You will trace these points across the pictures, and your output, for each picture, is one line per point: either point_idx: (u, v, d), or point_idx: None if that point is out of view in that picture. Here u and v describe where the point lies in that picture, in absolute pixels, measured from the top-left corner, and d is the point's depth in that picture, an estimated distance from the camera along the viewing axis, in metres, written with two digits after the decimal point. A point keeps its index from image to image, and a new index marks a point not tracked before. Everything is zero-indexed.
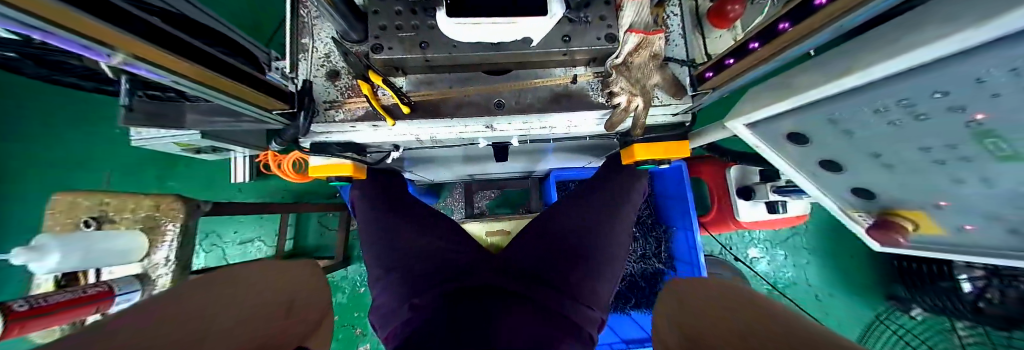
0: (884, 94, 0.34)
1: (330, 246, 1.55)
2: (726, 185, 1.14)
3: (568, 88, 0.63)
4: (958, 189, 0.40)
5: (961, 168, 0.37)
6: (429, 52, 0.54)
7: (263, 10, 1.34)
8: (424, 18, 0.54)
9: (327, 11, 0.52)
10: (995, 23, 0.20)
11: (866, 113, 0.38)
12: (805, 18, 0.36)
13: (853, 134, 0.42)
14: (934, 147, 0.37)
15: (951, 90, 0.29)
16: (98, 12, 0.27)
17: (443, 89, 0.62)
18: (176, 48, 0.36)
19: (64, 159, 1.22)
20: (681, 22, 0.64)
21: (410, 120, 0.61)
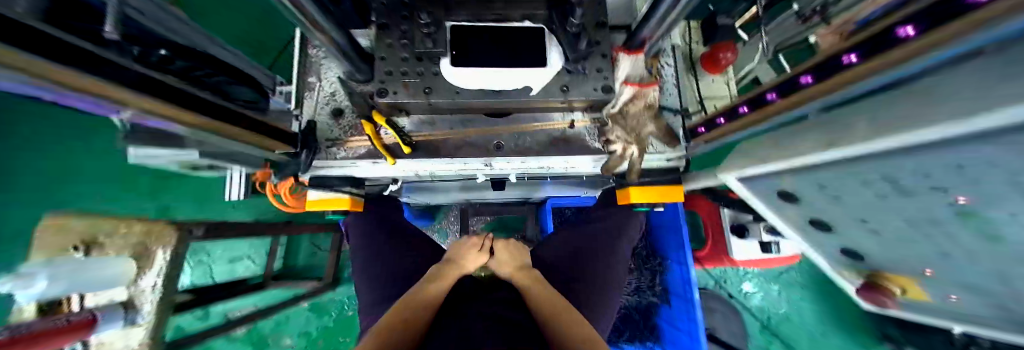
0: (872, 167, 0.36)
1: (321, 266, 1.52)
2: (721, 221, 1.14)
3: (565, 133, 0.65)
4: (949, 259, 0.41)
5: (947, 240, 0.38)
6: (432, 98, 0.56)
7: (272, 34, 1.40)
8: (430, 66, 0.57)
9: (338, 56, 0.55)
10: (995, 120, 0.21)
11: (856, 181, 0.40)
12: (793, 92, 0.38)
13: (839, 197, 0.44)
14: (921, 219, 0.38)
15: (936, 174, 0.31)
16: (118, 77, 0.29)
17: (444, 130, 0.63)
18: (181, 100, 0.37)
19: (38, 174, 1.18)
20: (674, 73, 0.68)
21: (411, 159, 0.62)
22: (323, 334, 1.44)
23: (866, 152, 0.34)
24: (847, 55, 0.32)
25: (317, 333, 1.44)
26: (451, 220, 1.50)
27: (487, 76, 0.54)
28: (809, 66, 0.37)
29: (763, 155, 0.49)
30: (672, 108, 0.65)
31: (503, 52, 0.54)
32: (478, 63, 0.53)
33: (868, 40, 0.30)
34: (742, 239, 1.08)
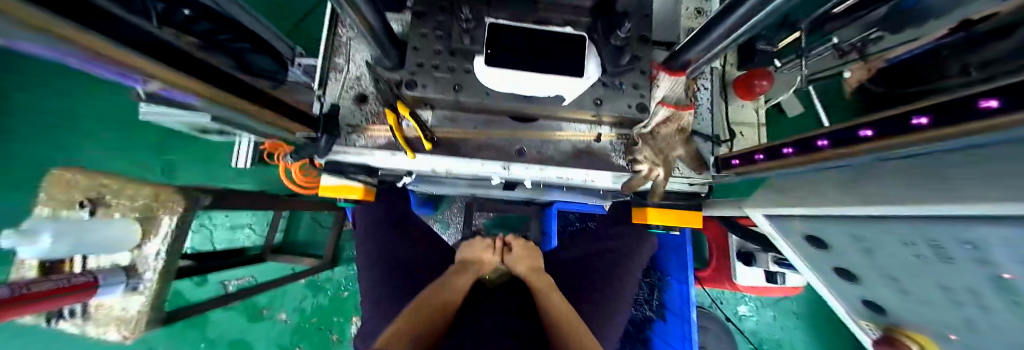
0: (915, 229, 0.35)
1: (320, 243, 1.52)
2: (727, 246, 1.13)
3: (591, 146, 0.63)
4: (975, 331, 0.39)
5: (980, 313, 0.37)
6: (462, 96, 0.54)
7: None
8: (463, 62, 0.55)
9: (370, 40, 0.52)
10: None
11: (891, 237, 0.39)
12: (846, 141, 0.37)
13: (865, 245, 0.43)
14: (952, 286, 0.37)
15: (985, 246, 0.30)
16: (144, 47, 0.26)
17: (468, 129, 0.62)
18: (207, 75, 0.34)
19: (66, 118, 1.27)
20: (709, 97, 0.65)
21: (429, 155, 0.60)
22: (318, 311, 1.45)
23: (914, 213, 0.33)
24: (907, 115, 0.31)
25: (312, 310, 1.45)
26: (455, 212, 1.49)
27: (522, 80, 0.52)
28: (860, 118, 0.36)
29: (798, 196, 0.48)
30: (704, 134, 0.63)
31: (542, 57, 0.52)
32: (514, 65, 0.51)
33: (934, 103, 0.29)
34: (747, 265, 1.07)
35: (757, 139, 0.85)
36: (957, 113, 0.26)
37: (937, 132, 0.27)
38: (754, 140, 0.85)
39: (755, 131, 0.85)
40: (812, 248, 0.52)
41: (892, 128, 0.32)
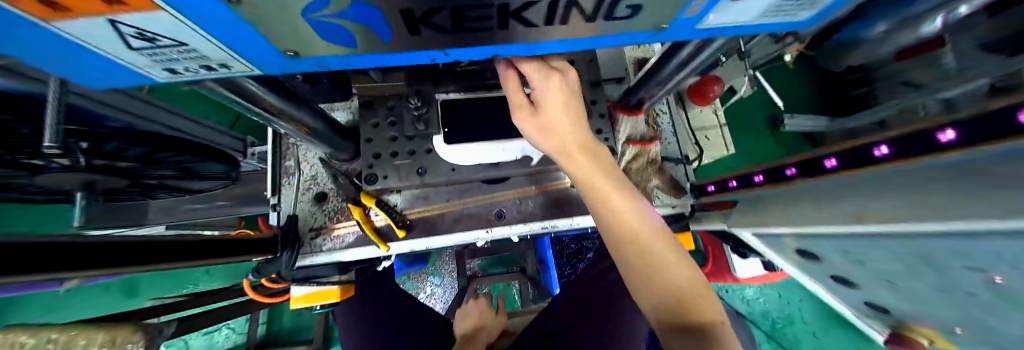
0: (901, 241, 0.35)
1: (310, 326, 1.41)
2: (721, 242, 1.14)
3: (568, 193, 0.61)
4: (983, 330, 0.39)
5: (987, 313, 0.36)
6: (427, 179, 0.52)
7: None
8: (422, 143, 0.53)
9: (319, 142, 0.50)
10: None
11: (882, 250, 0.38)
12: (813, 173, 0.36)
13: (858, 256, 0.43)
14: (953, 290, 0.36)
15: (972, 256, 0.30)
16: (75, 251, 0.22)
17: (441, 203, 0.59)
18: (151, 248, 0.30)
19: None
20: (670, 120, 0.67)
21: (405, 240, 0.57)
22: None
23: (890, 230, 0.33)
24: (861, 147, 0.31)
25: None
26: (447, 261, 1.43)
27: (483, 149, 0.52)
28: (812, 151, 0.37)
29: (778, 216, 0.48)
30: (673, 158, 0.64)
31: (500, 123, 0.52)
32: (475, 137, 0.52)
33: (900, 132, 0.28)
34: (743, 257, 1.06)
35: (722, 141, 0.88)
36: (910, 148, 0.26)
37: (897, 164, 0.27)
38: (718, 142, 0.88)
39: (717, 134, 0.88)
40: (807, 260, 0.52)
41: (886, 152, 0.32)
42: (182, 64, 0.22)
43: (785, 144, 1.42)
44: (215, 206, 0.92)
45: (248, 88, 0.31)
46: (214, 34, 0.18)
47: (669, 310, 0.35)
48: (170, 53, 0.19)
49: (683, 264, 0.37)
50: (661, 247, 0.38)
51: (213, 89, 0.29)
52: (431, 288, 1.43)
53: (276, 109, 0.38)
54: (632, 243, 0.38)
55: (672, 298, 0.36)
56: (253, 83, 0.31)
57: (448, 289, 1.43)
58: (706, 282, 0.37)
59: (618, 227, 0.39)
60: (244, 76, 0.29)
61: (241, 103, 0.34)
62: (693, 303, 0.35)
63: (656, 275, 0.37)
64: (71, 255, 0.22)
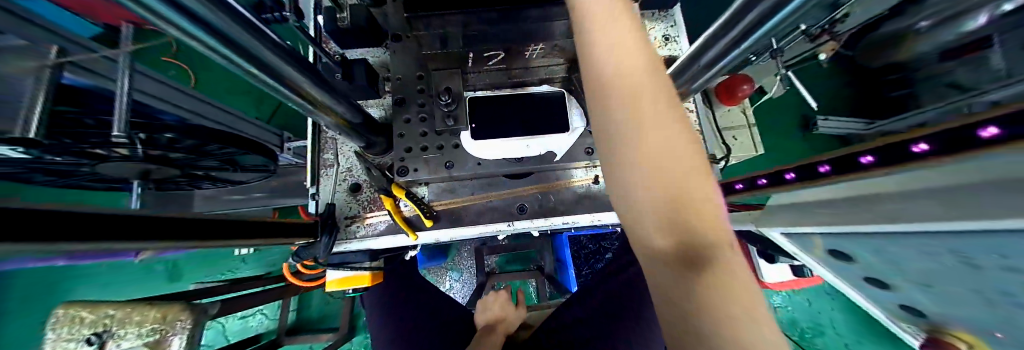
0: (930, 243, 0.34)
1: (335, 314, 1.48)
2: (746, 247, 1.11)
3: (591, 189, 0.62)
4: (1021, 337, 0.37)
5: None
6: (454, 172, 0.55)
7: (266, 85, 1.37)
8: (449, 138, 0.56)
9: (357, 135, 0.55)
10: None
11: (915, 249, 0.36)
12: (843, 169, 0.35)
13: (889, 255, 0.41)
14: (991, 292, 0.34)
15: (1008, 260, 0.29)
16: (139, 224, 0.26)
17: (466, 196, 0.61)
18: (207, 227, 0.33)
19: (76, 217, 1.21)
20: (697, 118, 0.67)
21: (432, 231, 0.59)
22: None
23: (931, 229, 0.32)
24: (894, 142, 0.31)
25: None
26: (466, 256, 1.47)
27: (508, 146, 0.55)
28: (843, 150, 0.37)
29: (806, 217, 0.47)
30: None
31: (524, 121, 0.54)
32: (500, 133, 0.54)
33: (936, 128, 0.27)
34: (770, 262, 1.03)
35: (750, 141, 0.86)
36: (947, 143, 0.26)
37: (927, 159, 0.27)
38: (747, 142, 0.86)
39: (745, 133, 0.87)
40: (836, 260, 0.50)
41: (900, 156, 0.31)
42: (159, 7, 0.19)
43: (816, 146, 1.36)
44: (254, 196, 1.02)
45: (289, 77, 0.34)
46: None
47: (673, 239, 0.16)
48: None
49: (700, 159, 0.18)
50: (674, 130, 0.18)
51: (263, 81, 0.32)
52: (449, 283, 1.46)
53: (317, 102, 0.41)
54: (617, 107, 0.19)
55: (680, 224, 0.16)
56: (295, 73, 0.34)
57: (466, 285, 1.46)
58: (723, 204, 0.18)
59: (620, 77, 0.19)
60: (284, 65, 0.32)
61: (284, 93, 0.37)
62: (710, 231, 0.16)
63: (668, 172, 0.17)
64: (122, 227, 0.24)
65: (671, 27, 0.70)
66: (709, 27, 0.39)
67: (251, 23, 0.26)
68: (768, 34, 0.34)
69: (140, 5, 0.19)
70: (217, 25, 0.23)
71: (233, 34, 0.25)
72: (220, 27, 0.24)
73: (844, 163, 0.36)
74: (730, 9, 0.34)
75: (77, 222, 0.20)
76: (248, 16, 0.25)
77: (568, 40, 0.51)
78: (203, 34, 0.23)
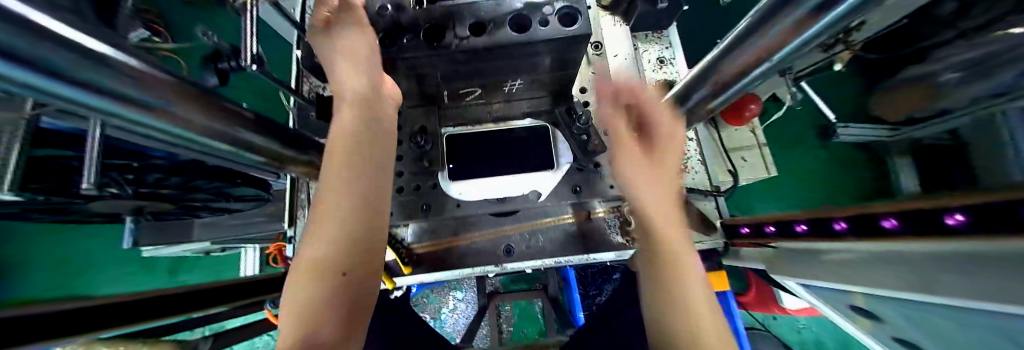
0: (965, 329, 0.27)
1: None
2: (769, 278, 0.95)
3: (582, 227, 0.57)
4: None
5: None
6: (430, 216, 0.50)
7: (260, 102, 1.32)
8: (426, 178, 0.52)
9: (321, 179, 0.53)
10: None
11: (955, 326, 0.28)
12: (868, 236, 0.29)
13: (924, 326, 0.33)
14: None
15: None
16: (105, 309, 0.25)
17: (448, 237, 0.58)
18: (178, 298, 0.32)
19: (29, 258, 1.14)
20: (697, 148, 0.62)
21: (412, 275, 0.56)
22: None
23: (962, 318, 0.25)
24: (924, 208, 0.25)
25: None
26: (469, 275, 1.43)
27: (492, 184, 0.51)
28: (861, 206, 0.32)
29: (815, 269, 0.40)
30: (700, 189, 0.59)
31: (507, 159, 0.52)
32: (479, 172, 0.52)
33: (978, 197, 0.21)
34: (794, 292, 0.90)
35: (760, 161, 0.79)
36: (988, 220, 0.19)
37: (956, 233, 0.21)
38: (757, 162, 0.79)
39: (755, 153, 0.79)
40: (864, 318, 0.43)
41: (913, 223, 0.25)
42: (92, 101, 0.20)
43: (840, 159, 1.31)
44: (253, 221, 0.92)
45: (248, 140, 0.34)
46: (46, 22, 0.14)
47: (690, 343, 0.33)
48: (54, 87, 0.17)
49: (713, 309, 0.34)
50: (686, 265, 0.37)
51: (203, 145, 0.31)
52: (453, 303, 1.42)
53: (272, 153, 0.39)
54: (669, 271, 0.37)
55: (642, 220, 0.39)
56: (251, 135, 0.34)
57: (470, 305, 1.42)
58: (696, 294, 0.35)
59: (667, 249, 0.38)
60: (235, 128, 0.32)
61: (243, 155, 0.37)
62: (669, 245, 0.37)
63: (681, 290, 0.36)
64: (94, 315, 0.23)
65: (667, 48, 0.65)
66: (713, 48, 0.35)
67: (192, 96, 0.26)
68: (786, 56, 0.29)
69: (69, 101, 0.20)
70: (153, 102, 0.23)
71: (173, 109, 0.25)
72: (158, 105, 0.24)
73: (862, 221, 0.30)
74: (724, 40, 0.33)
75: (53, 320, 0.20)
76: (187, 90, 0.26)
77: (551, 74, 0.47)
78: (142, 117, 0.24)
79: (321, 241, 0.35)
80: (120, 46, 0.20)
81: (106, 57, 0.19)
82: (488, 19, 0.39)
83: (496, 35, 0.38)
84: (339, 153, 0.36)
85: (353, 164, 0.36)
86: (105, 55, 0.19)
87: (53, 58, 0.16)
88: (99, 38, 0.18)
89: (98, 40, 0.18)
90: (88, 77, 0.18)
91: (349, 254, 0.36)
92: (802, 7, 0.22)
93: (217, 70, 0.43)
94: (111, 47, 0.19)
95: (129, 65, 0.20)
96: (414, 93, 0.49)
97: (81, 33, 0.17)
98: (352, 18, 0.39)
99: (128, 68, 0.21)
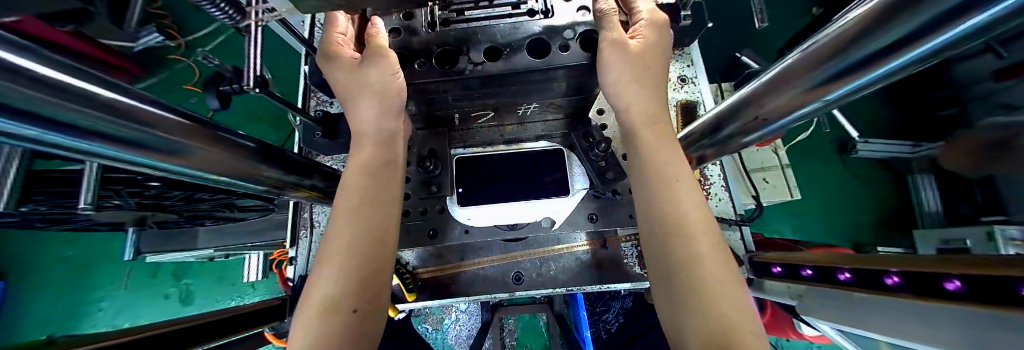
0: None
1: None
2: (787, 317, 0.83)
3: (597, 255, 0.54)
4: None
5: None
6: (438, 242, 0.47)
7: (273, 110, 1.34)
8: (435, 202, 0.49)
9: (321, 199, 0.51)
10: None
11: None
12: (928, 297, 0.24)
13: None
14: None
15: None
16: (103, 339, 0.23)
17: (455, 262, 0.55)
18: (172, 336, 0.29)
19: (77, 254, 1.34)
20: (720, 173, 0.61)
21: (416, 302, 0.53)
22: None
23: None
24: (995, 270, 0.20)
25: None
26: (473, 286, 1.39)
27: (501, 210, 0.49)
28: (921, 259, 0.27)
29: (837, 309, 0.34)
30: (727, 218, 0.58)
31: (519, 185, 0.49)
32: (490, 197, 0.49)
33: None
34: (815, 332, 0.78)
35: (785, 184, 0.75)
36: None
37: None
38: (780, 185, 0.75)
39: (778, 174, 0.75)
40: None
41: (976, 290, 0.21)
42: (70, 142, 0.18)
43: (857, 172, 1.29)
44: (257, 228, 0.86)
45: (250, 167, 0.33)
46: (11, 60, 0.13)
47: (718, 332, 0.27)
48: (28, 131, 0.16)
49: (741, 299, 0.28)
50: (705, 241, 0.31)
51: (197, 175, 0.29)
52: (456, 314, 1.37)
53: (274, 177, 0.37)
54: (680, 251, 0.31)
55: (667, 212, 0.33)
56: (251, 161, 0.33)
57: (473, 317, 1.37)
58: (722, 270, 0.30)
59: (671, 221, 0.32)
60: (233, 157, 0.30)
61: (247, 185, 0.36)
62: (692, 234, 0.31)
63: (705, 266, 0.30)
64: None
65: (689, 66, 0.62)
66: (749, 82, 0.32)
67: (190, 128, 0.25)
68: (844, 99, 0.25)
69: (46, 143, 0.18)
70: (151, 142, 0.22)
71: (174, 145, 0.24)
72: (157, 143, 0.22)
73: (921, 279, 0.25)
74: (763, 77, 0.30)
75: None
76: (190, 125, 0.25)
77: (566, 99, 0.45)
78: (132, 155, 0.22)
79: (326, 270, 0.32)
80: (110, 83, 0.18)
81: (96, 97, 0.17)
82: (503, 43, 0.37)
83: (513, 60, 0.36)
84: (355, 188, 0.36)
85: (367, 189, 0.36)
86: (92, 92, 0.17)
87: (24, 100, 0.14)
88: (87, 77, 0.17)
89: (84, 79, 0.17)
90: (71, 120, 0.16)
91: (359, 279, 0.33)
92: (852, 54, 0.20)
93: (220, 93, 0.42)
94: (101, 84, 0.17)
95: (121, 102, 0.19)
96: (424, 115, 0.46)
97: (62, 72, 0.15)
98: (378, 50, 0.35)
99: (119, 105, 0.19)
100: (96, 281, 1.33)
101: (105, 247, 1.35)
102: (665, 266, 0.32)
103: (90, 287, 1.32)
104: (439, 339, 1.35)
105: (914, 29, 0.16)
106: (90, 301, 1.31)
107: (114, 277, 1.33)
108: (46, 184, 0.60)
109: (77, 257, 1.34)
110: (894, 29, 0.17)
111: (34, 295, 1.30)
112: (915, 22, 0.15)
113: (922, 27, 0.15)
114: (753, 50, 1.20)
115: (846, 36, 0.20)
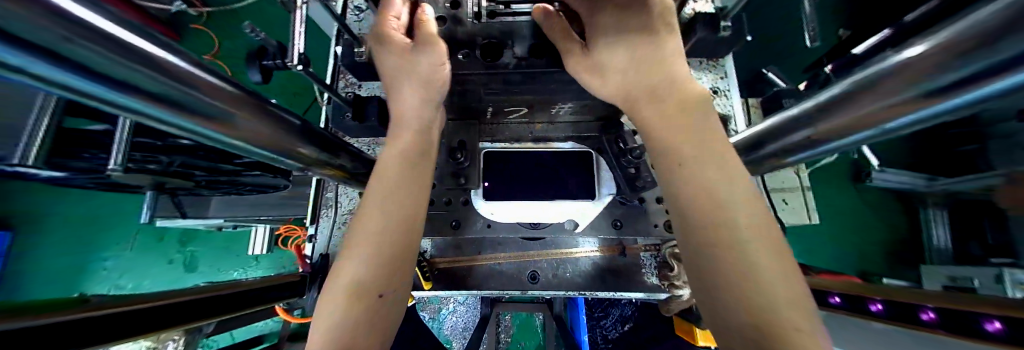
0: None
1: None
2: None
3: (615, 261, 0.54)
4: None
5: None
6: (460, 234, 0.47)
7: (296, 82, 1.35)
8: (460, 193, 0.49)
9: (347, 179, 0.51)
10: None
11: None
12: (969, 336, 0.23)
13: None
14: None
15: None
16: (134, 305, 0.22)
17: (472, 255, 0.55)
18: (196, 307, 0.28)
19: (87, 212, 1.36)
20: None
21: (430, 291, 0.53)
22: None
23: None
24: None
25: None
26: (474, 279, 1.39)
27: (524, 208, 0.48)
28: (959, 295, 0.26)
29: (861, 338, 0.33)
30: None
31: (545, 184, 0.49)
32: (514, 194, 0.50)
33: None
34: None
35: (804, 206, 0.74)
36: None
37: None
38: (800, 208, 0.74)
39: (798, 196, 0.75)
40: None
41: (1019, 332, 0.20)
42: (117, 99, 0.17)
43: (870, 201, 1.28)
44: (271, 202, 0.87)
45: (288, 144, 0.33)
46: None
47: None
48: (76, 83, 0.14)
49: None
50: None
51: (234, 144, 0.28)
52: (453, 305, 1.38)
53: (307, 153, 0.37)
54: None
55: None
56: (291, 138, 0.33)
57: (471, 309, 1.38)
58: None
59: None
60: (274, 132, 0.30)
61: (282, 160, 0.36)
62: (755, 257, 0.25)
63: None
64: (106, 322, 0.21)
65: (722, 79, 0.61)
66: (800, 103, 0.32)
67: (236, 97, 0.24)
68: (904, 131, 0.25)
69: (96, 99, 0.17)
70: (195, 104, 0.21)
71: (218, 111, 0.23)
72: (201, 107, 0.22)
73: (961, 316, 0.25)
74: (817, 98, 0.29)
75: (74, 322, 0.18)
76: (236, 93, 0.24)
77: (602, 102, 0.44)
78: (178, 119, 0.21)
79: (358, 253, 0.32)
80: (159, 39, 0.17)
81: (147, 54, 0.16)
82: None
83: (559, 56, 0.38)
84: (392, 173, 0.35)
85: (403, 174, 0.36)
86: (143, 48, 0.16)
87: (61, 42, 0.12)
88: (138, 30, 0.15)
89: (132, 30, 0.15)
90: (115, 73, 0.15)
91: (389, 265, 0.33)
92: (908, 89, 0.20)
93: (262, 67, 0.42)
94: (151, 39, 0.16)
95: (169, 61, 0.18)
96: (460, 106, 0.46)
97: (109, 18, 0.14)
98: (429, 39, 0.35)
99: (168, 65, 0.18)
100: (104, 240, 1.35)
101: (117, 208, 1.38)
102: (706, 285, 0.28)
103: (97, 245, 1.34)
104: (436, 328, 1.36)
105: (975, 73, 0.16)
106: (97, 259, 1.33)
107: (121, 237, 1.36)
108: (72, 142, 0.61)
109: (86, 214, 1.36)
110: (959, 68, 0.17)
111: (32, 256, 1.29)
112: (980, 64, 0.15)
113: (986, 71, 0.16)
114: (778, 69, 1.18)
115: (908, 68, 0.20)
